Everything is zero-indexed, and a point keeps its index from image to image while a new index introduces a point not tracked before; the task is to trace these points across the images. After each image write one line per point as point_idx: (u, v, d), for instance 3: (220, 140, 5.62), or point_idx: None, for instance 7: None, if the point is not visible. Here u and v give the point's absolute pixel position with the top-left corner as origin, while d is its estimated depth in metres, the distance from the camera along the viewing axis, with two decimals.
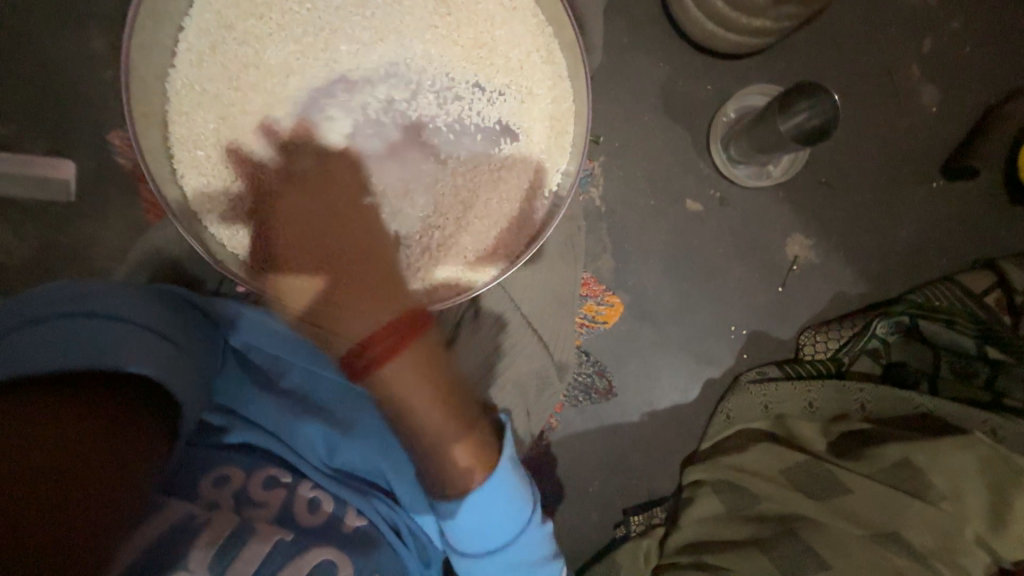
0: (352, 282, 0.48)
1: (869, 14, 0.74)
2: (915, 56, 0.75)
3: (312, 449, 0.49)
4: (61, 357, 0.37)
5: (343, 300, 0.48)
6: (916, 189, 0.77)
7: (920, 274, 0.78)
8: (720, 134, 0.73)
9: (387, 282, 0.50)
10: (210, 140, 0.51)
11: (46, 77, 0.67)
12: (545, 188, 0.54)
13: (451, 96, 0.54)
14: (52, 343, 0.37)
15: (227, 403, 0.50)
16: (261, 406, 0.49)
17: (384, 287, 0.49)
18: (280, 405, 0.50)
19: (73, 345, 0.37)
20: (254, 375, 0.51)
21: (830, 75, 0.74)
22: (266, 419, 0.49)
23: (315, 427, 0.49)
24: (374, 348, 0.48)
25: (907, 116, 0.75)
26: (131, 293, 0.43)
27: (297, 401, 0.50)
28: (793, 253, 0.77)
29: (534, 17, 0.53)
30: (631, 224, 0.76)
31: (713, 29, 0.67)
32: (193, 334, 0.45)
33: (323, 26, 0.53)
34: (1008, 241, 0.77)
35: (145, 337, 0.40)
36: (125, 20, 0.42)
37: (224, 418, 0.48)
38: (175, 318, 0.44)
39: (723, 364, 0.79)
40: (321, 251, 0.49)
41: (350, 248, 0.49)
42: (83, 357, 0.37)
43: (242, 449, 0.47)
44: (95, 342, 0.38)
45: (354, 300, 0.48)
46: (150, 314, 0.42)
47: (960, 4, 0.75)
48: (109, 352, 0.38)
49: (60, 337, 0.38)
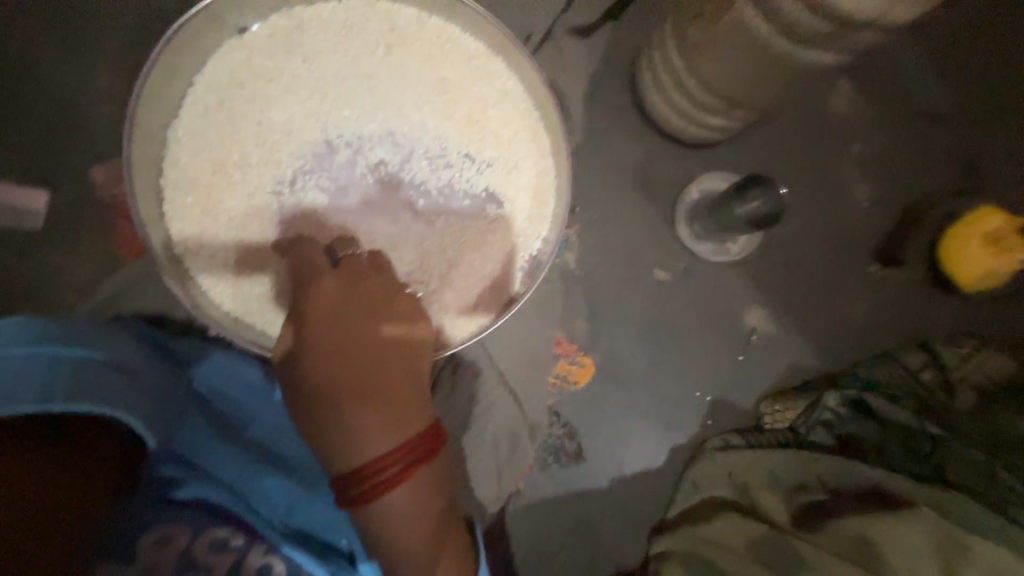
0: (374, 390, 0.41)
1: (812, 122, 0.84)
2: (848, 160, 0.84)
3: (263, 502, 0.51)
4: (35, 395, 0.42)
5: (353, 427, 0.40)
6: (856, 273, 0.85)
7: (864, 351, 0.84)
8: (683, 211, 0.80)
9: (408, 397, 0.42)
10: (200, 186, 0.54)
11: (40, 111, 0.67)
12: (526, 251, 0.59)
13: (443, 163, 0.58)
14: (25, 379, 0.42)
15: (183, 453, 0.51)
16: (221, 457, 0.51)
17: (401, 400, 0.42)
18: (238, 458, 0.51)
19: (47, 383, 0.42)
20: (214, 422, 0.54)
21: (781, 168, 0.83)
22: (223, 473, 0.51)
23: (273, 483, 0.51)
24: (375, 469, 0.40)
25: (845, 210, 0.84)
26: (114, 339, 0.49)
27: (254, 451, 0.53)
28: (751, 324, 0.83)
29: (524, 102, 0.59)
30: (604, 289, 0.80)
31: (678, 122, 0.76)
32: (163, 378, 0.50)
33: (328, 91, 0.57)
34: (938, 325, 0.85)
35: (114, 377, 0.46)
36: (135, 82, 0.47)
37: (176, 469, 0.50)
38: (147, 364, 0.50)
39: (688, 430, 0.81)
40: (348, 370, 0.41)
41: (379, 371, 0.42)
42: (61, 393, 0.42)
43: (193, 506, 0.49)
44: (71, 381, 0.43)
45: (367, 429, 0.40)
46: (122, 357, 0.48)
47: (890, 119, 0.85)
48: (84, 390, 0.43)
49: (31, 374, 0.42)
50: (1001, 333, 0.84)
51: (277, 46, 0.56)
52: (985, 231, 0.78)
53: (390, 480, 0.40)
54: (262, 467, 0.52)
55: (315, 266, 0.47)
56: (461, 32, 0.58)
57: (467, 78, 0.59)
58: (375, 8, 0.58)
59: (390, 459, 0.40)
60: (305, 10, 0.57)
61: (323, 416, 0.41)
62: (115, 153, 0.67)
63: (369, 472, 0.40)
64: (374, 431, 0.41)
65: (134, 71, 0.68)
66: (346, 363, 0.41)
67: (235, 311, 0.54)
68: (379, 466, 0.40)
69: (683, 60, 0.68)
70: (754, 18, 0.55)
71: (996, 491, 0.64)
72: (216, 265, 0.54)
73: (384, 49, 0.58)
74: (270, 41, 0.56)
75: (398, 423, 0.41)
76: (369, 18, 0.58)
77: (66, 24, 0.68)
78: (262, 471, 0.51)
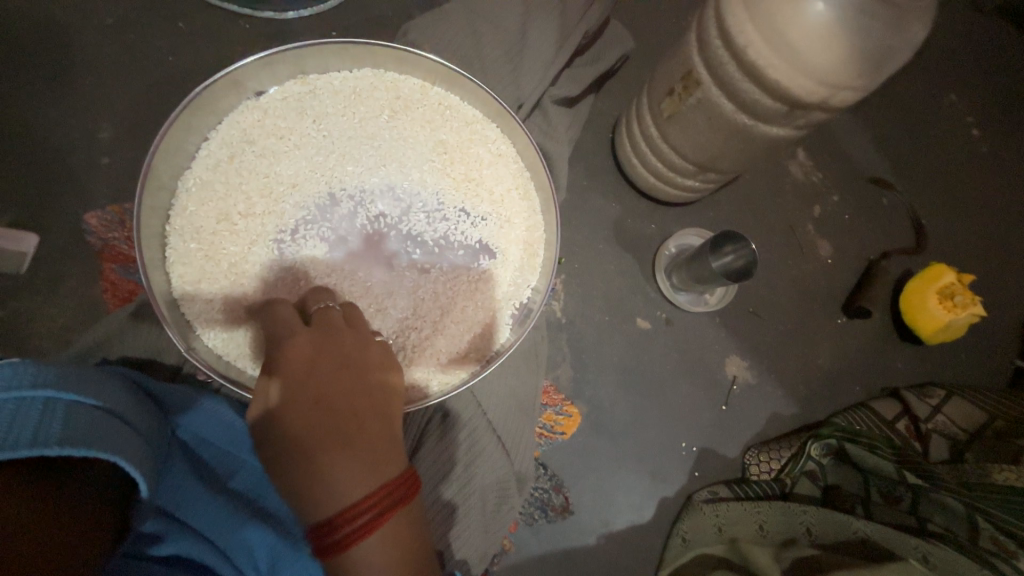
0: (349, 434, 0.39)
1: (775, 185, 0.92)
2: (810, 220, 0.92)
3: (251, 556, 0.47)
4: (31, 437, 0.36)
5: (326, 474, 0.38)
6: (826, 325, 0.90)
7: (840, 400, 0.87)
8: (663, 264, 0.85)
9: (383, 441, 0.41)
10: (206, 234, 0.56)
11: (43, 157, 0.69)
12: (516, 299, 0.61)
13: (439, 217, 0.61)
14: (17, 422, 0.37)
15: (168, 506, 0.46)
16: (204, 508, 0.47)
17: (376, 444, 0.40)
18: (224, 507, 0.47)
19: (48, 425, 0.37)
20: (198, 471, 0.49)
21: (750, 227, 0.90)
22: (205, 524, 0.47)
23: (259, 535, 0.47)
24: (351, 518, 0.37)
25: (810, 265, 0.91)
26: (96, 376, 0.44)
27: (243, 503, 0.49)
28: (732, 373, 0.85)
29: (515, 163, 0.64)
30: (590, 338, 0.82)
31: (654, 182, 0.82)
32: (146, 420, 0.46)
33: (334, 149, 0.61)
34: (906, 374, 0.89)
35: (110, 420, 0.41)
36: (155, 137, 0.50)
37: (159, 524, 0.45)
38: (130, 403, 0.45)
39: (676, 482, 0.81)
40: (318, 413, 0.40)
41: (354, 416, 0.40)
42: (61, 436, 0.37)
43: (169, 561, 0.44)
44: (70, 425, 0.38)
45: (341, 476, 0.38)
46: (109, 396, 0.43)
47: (844, 183, 0.94)
48: (87, 433, 0.39)
49: (22, 415, 0.37)
50: (963, 381, 0.89)
51: (289, 108, 0.60)
52: (939, 288, 0.83)
53: (367, 527, 0.37)
54: (248, 516, 0.48)
55: (285, 322, 0.47)
56: (459, 100, 0.64)
57: (464, 141, 0.63)
58: (383, 77, 0.63)
59: (367, 505, 0.37)
60: (317, 77, 0.61)
61: (292, 466, 0.39)
62: (112, 199, 0.69)
63: (345, 521, 0.37)
64: (338, 476, 0.38)
65: (140, 124, 0.71)
66: (314, 406, 0.40)
67: (226, 355, 0.54)
68: (356, 515, 0.37)
69: (658, 129, 0.75)
70: (719, 96, 0.63)
71: (982, 543, 0.64)
72: (214, 311, 0.55)
73: (388, 113, 0.63)
74: (283, 103, 0.60)
75: (361, 468, 0.38)
76: (376, 85, 0.63)
77: (77, 80, 0.71)
78: (249, 522, 0.47)
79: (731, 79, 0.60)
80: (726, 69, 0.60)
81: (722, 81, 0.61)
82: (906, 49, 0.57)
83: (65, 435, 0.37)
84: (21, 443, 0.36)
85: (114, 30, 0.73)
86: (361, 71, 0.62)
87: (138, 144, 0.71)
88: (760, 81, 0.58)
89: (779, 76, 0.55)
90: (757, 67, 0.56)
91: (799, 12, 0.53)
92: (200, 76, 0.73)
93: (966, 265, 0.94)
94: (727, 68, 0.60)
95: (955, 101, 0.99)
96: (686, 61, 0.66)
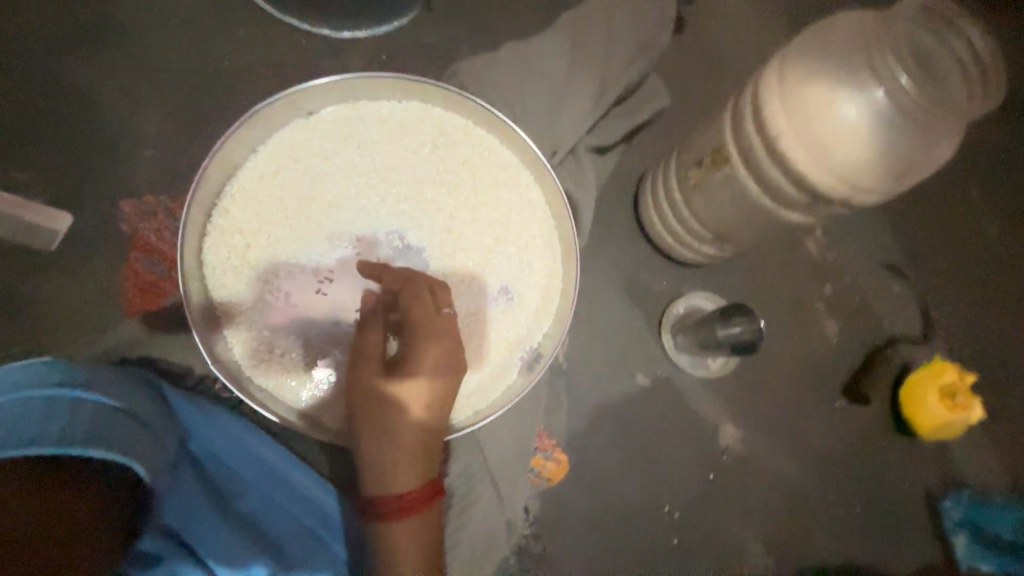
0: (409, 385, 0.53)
1: (790, 260, 0.93)
2: (820, 299, 0.92)
3: None
4: (59, 434, 0.45)
5: (391, 411, 0.52)
6: (825, 406, 0.89)
7: (830, 484, 0.86)
8: (670, 323, 0.85)
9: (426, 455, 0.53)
10: (241, 241, 0.59)
11: (87, 140, 0.72)
12: (526, 342, 0.63)
13: (467, 253, 0.63)
14: (57, 422, 0.46)
15: (173, 523, 0.50)
16: (207, 527, 0.50)
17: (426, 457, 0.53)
18: (231, 527, 0.51)
19: (75, 425, 0.46)
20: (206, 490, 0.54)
21: (760, 298, 0.91)
22: (207, 544, 0.49)
23: (262, 557, 0.51)
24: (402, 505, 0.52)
25: (816, 345, 0.91)
26: (123, 387, 0.54)
27: (247, 525, 0.53)
28: (725, 442, 0.85)
29: (544, 212, 0.65)
30: (588, 386, 0.82)
31: (672, 243, 0.83)
32: (162, 427, 0.54)
33: (374, 174, 0.63)
34: (901, 468, 0.88)
35: (130, 422, 0.50)
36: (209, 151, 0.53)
37: (159, 544, 0.48)
38: (150, 411, 0.54)
39: (656, 546, 0.80)
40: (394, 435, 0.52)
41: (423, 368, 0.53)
42: (84, 433, 0.46)
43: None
44: (91, 427, 0.47)
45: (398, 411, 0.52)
46: (133, 403, 0.53)
47: (857, 266, 0.94)
48: (101, 432, 0.47)
49: (64, 415, 0.47)
50: (956, 482, 0.88)
51: (337, 131, 0.63)
52: (942, 386, 0.83)
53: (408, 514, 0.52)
54: (253, 540, 0.52)
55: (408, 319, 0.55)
56: (499, 145, 0.66)
57: (498, 185, 0.65)
58: (430, 113, 0.65)
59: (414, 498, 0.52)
60: (367, 104, 0.64)
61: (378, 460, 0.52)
62: (147, 189, 0.71)
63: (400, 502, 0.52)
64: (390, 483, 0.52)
65: (188, 119, 0.74)
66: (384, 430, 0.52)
67: (241, 360, 0.57)
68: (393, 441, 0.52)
69: (683, 195, 0.76)
70: (746, 178, 0.64)
71: None
72: (244, 315, 0.58)
73: (430, 148, 0.65)
74: (332, 125, 0.63)
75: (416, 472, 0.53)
76: (422, 121, 0.65)
77: (135, 71, 0.75)
78: (254, 544, 0.51)
79: (760, 163, 0.62)
80: (756, 154, 0.62)
81: (751, 164, 0.63)
82: (932, 162, 0.58)
83: (89, 423, 0.47)
84: (53, 437, 0.45)
85: (179, 29, 0.76)
86: (409, 103, 0.65)
87: (181, 139, 0.73)
88: (787, 172, 0.59)
89: (805, 170, 0.57)
90: (786, 159, 0.58)
91: (831, 116, 0.56)
92: (251, 83, 0.76)
93: (971, 363, 0.94)
94: (756, 154, 0.62)
95: (976, 199, 1.01)
96: (719, 137, 0.67)
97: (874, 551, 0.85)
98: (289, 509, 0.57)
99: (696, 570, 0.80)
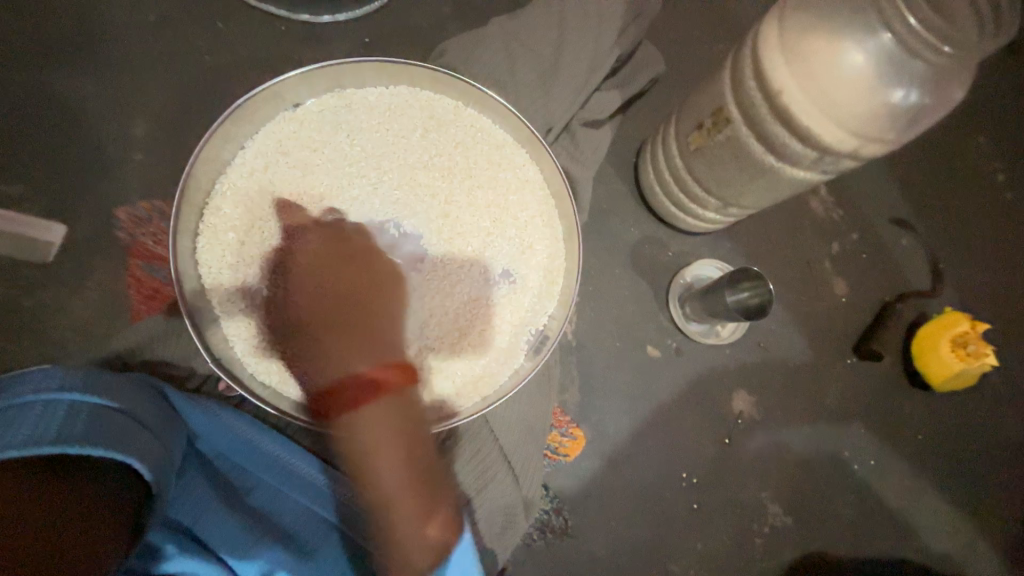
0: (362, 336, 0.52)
1: (795, 220, 0.91)
2: (827, 258, 0.91)
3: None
4: (55, 436, 0.39)
5: (347, 366, 0.51)
6: (838, 365, 0.89)
7: (845, 441, 0.87)
8: (677, 293, 0.85)
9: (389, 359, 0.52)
10: (237, 240, 0.57)
11: (73, 147, 0.70)
12: (532, 325, 0.61)
13: (465, 238, 0.62)
14: (43, 424, 0.40)
15: (181, 520, 0.48)
16: (216, 525, 0.48)
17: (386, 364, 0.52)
18: (241, 524, 0.49)
19: (71, 425, 0.40)
20: (217, 487, 0.51)
21: (766, 262, 0.89)
22: (217, 541, 0.47)
23: (275, 553, 0.48)
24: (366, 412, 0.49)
25: (826, 305, 0.90)
26: (110, 381, 0.46)
27: (261, 520, 0.50)
28: (738, 408, 0.85)
29: (541, 190, 0.63)
30: (598, 363, 0.82)
31: (675, 212, 0.82)
32: (162, 423, 0.47)
33: (366, 163, 0.61)
34: (915, 421, 0.88)
35: (130, 422, 0.43)
36: (196, 148, 0.51)
37: (168, 538, 0.45)
38: (147, 406, 0.47)
39: (675, 513, 0.81)
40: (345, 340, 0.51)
41: (367, 314, 0.53)
42: (82, 434, 0.40)
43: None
44: (90, 426, 0.41)
45: (356, 364, 0.51)
46: (124, 398, 0.45)
47: (863, 222, 0.93)
48: (102, 432, 0.41)
49: (48, 415, 0.40)
50: (970, 431, 0.88)
51: (326, 120, 0.61)
52: (953, 336, 0.82)
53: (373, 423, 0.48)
54: (264, 535, 0.49)
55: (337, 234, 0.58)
56: (492, 123, 0.64)
57: (492, 167, 0.64)
58: (419, 96, 0.63)
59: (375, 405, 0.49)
60: (354, 91, 0.62)
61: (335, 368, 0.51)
62: (139, 194, 0.70)
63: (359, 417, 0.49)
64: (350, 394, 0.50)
65: (172, 119, 0.72)
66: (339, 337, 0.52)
67: (243, 358, 0.56)
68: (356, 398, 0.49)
69: (684, 161, 0.75)
70: (749, 137, 0.62)
71: None
72: (245, 314, 0.57)
73: (421, 132, 0.63)
74: (319, 115, 0.61)
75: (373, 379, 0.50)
76: (411, 104, 0.63)
77: (115, 73, 0.72)
78: (266, 540, 0.48)
79: (763, 120, 0.60)
80: (759, 111, 0.60)
81: (753, 121, 0.61)
82: (941, 108, 0.56)
83: (89, 434, 0.40)
84: (46, 441, 0.39)
85: (154, 25, 0.74)
86: (397, 87, 0.63)
87: (168, 140, 0.72)
88: (792, 126, 0.57)
89: (810, 122, 0.55)
90: (790, 113, 0.56)
91: (834, 64, 0.54)
92: (233, 76, 0.74)
93: (982, 312, 0.93)
94: (759, 111, 0.60)
95: (981, 145, 0.98)
96: (718, 98, 0.65)
97: (891, 504, 0.86)
98: (303, 501, 0.53)
99: (716, 535, 0.81)
